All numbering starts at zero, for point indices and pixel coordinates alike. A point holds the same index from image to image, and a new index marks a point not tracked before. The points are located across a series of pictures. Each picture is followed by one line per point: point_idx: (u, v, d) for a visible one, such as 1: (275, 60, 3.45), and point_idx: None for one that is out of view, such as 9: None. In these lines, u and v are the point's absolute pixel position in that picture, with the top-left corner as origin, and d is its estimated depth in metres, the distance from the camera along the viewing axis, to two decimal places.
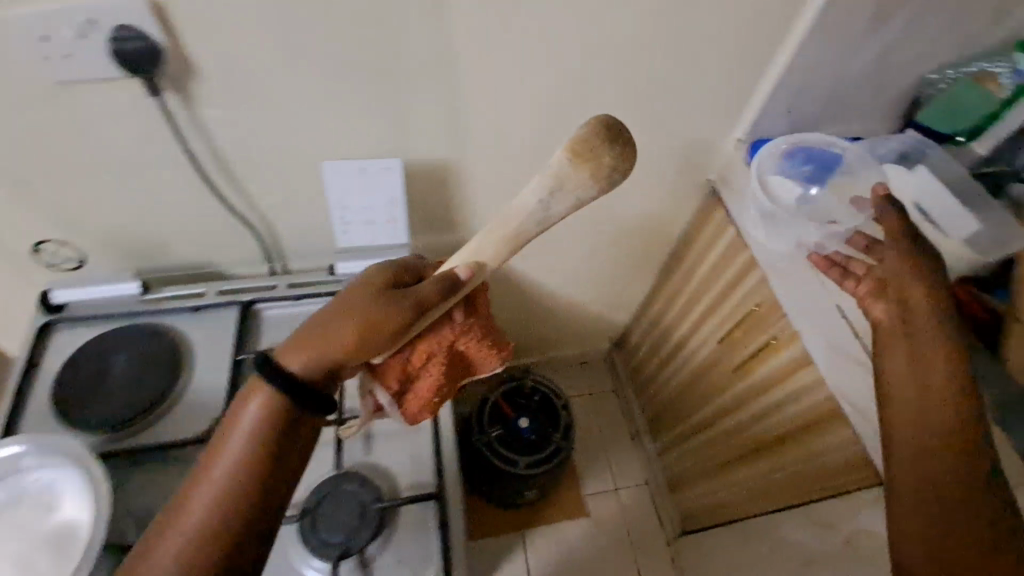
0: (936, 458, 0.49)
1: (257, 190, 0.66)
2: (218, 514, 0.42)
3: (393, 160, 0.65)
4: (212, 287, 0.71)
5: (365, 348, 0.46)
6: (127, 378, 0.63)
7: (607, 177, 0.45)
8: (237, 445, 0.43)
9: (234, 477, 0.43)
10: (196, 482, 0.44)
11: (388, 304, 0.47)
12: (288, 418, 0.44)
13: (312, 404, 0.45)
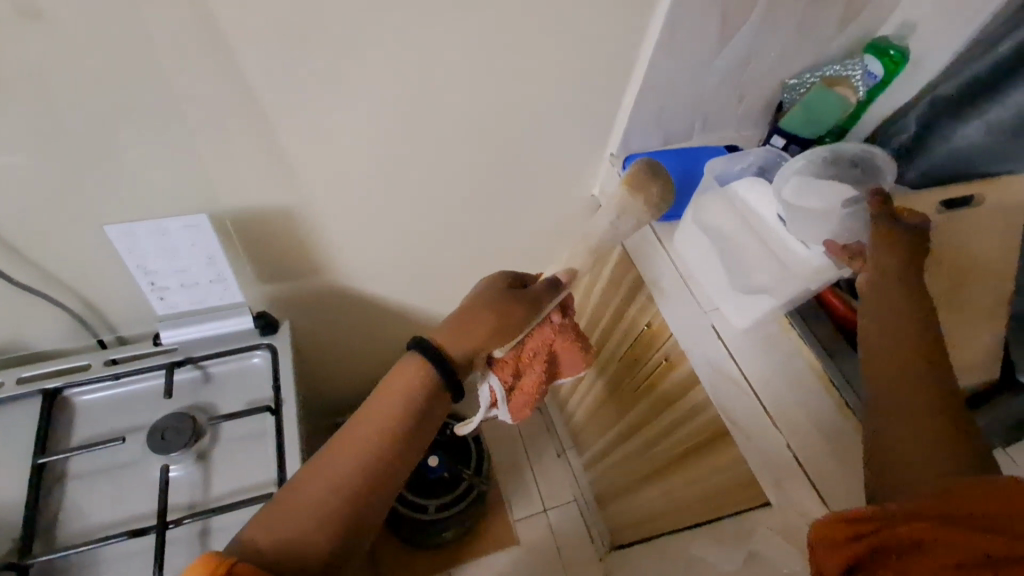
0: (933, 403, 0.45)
1: (51, 258, 0.57)
2: (366, 474, 0.46)
3: (200, 216, 0.56)
4: (9, 374, 0.60)
5: (502, 331, 0.52)
6: None
7: (658, 206, 0.51)
8: (386, 415, 0.48)
9: (387, 442, 0.47)
10: (336, 445, 0.47)
11: (505, 292, 0.54)
12: (427, 397, 0.49)
13: (449, 388, 0.50)
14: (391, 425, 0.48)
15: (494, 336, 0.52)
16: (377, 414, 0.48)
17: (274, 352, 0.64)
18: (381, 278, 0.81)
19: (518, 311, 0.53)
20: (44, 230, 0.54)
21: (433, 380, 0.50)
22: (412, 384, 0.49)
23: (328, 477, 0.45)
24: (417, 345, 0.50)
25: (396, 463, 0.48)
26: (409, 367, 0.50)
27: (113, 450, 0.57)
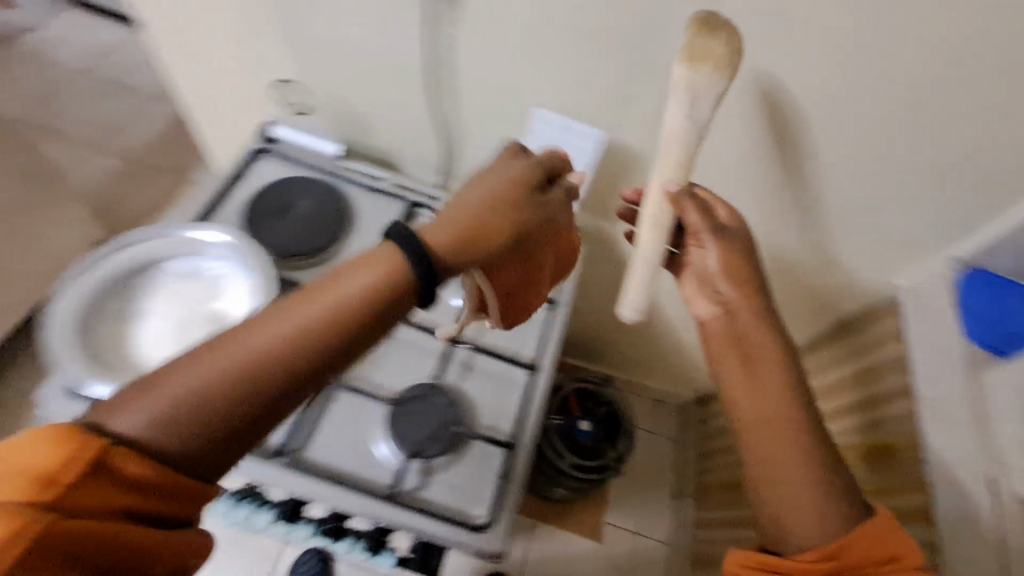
0: (778, 378, 0.46)
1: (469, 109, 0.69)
2: (203, 405, 0.32)
3: (602, 133, 0.66)
4: (393, 177, 0.75)
5: (519, 223, 0.45)
6: (304, 224, 0.67)
7: (732, 59, 0.46)
8: (245, 342, 0.34)
9: (251, 375, 0.34)
10: (165, 370, 0.33)
11: (503, 174, 0.46)
12: (292, 350, 0.35)
13: (351, 334, 0.36)
14: (254, 348, 0.34)
15: (503, 206, 0.44)
16: (241, 340, 0.34)
17: None
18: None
19: (527, 208, 0.46)
20: (483, 86, 0.67)
21: (323, 314, 0.36)
22: (374, 290, 0.37)
23: (155, 394, 0.32)
24: (396, 230, 0.39)
25: (254, 397, 0.34)
26: (301, 307, 0.36)
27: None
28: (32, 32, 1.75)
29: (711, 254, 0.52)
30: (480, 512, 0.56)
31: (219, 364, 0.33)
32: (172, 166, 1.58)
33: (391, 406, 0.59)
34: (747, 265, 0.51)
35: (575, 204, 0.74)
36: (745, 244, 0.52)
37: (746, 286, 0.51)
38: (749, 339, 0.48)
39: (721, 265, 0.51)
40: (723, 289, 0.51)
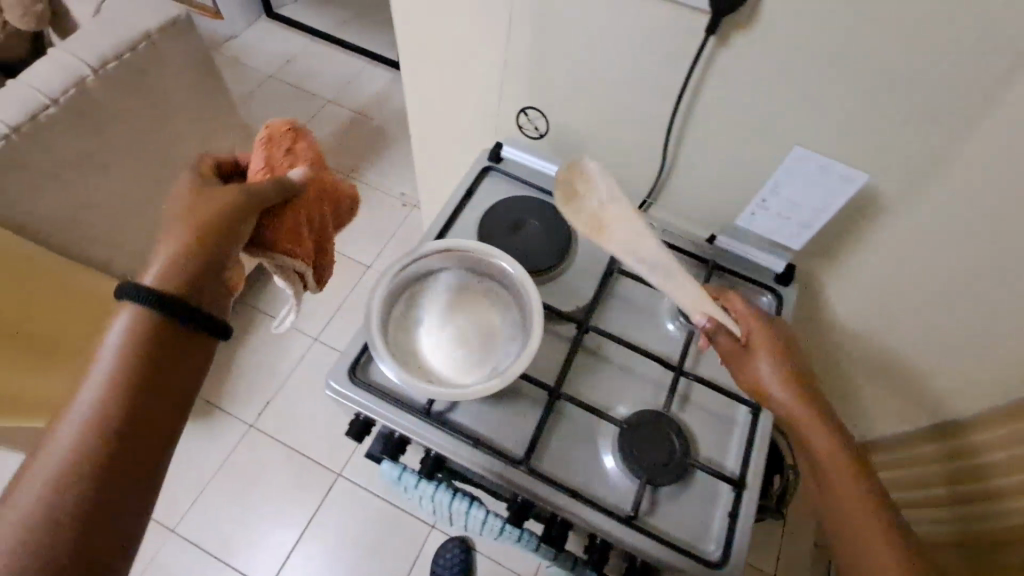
0: (827, 439, 0.53)
1: (701, 146, 0.68)
2: (114, 407, 0.43)
3: (864, 175, 0.59)
4: None
5: (257, 193, 0.54)
6: (536, 241, 0.71)
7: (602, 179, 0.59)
8: (109, 363, 0.44)
9: (118, 378, 0.44)
10: (71, 407, 0.43)
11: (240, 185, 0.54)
12: (150, 293, 0.45)
13: (176, 299, 0.47)
14: (117, 366, 0.44)
15: (240, 218, 0.53)
16: (100, 368, 0.44)
17: (781, 301, 0.71)
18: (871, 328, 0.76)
19: (259, 187, 0.55)
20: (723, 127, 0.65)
21: (150, 290, 0.46)
22: (167, 278, 0.47)
23: (72, 425, 0.42)
24: (124, 291, 0.45)
25: (141, 384, 0.44)
26: (116, 321, 0.45)
27: (642, 288, 0.72)
28: (237, 42, 2.02)
29: (764, 361, 0.56)
30: (712, 549, 0.57)
31: (74, 435, 0.42)
32: (343, 166, 1.74)
33: (623, 428, 0.61)
34: (790, 349, 0.58)
35: (805, 246, 0.70)
36: (783, 334, 0.59)
37: (797, 374, 0.56)
38: (807, 413, 0.54)
39: (769, 360, 0.56)
40: (777, 382, 0.55)
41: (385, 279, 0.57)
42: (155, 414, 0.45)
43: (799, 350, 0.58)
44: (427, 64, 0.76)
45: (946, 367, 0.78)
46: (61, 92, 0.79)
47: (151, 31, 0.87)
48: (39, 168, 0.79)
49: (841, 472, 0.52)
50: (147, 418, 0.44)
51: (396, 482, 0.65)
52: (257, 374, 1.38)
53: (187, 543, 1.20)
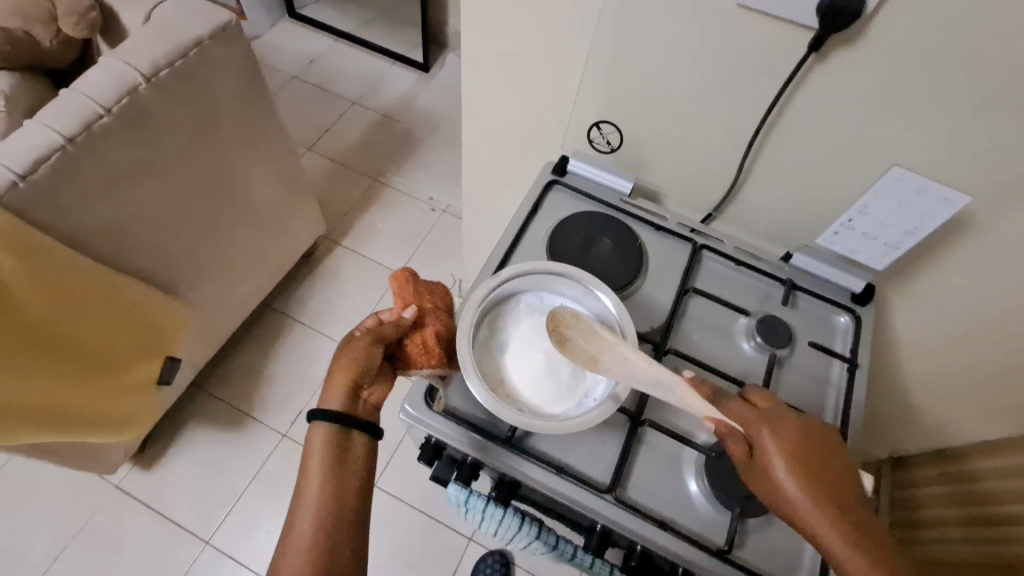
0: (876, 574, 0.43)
1: (781, 161, 0.67)
2: (331, 508, 0.49)
3: (966, 197, 0.58)
4: (674, 215, 0.76)
5: (378, 334, 0.55)
6: (608, 260, 0.69)
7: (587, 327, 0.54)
8: (319, 465, 0.49)
9: (328, 482, 0.49)
10: (296, 510, 0.49)
11: (359, 346, 0.54)
12: (336, 421, 0.50)
13: (353, 421, 0.51)
14: (325, 472, 0.49)
15: (358, 384, 0.53)
16: (309, 477, 0.49)
17: (859, 324, 0.68)
18: (947, 353, 0.75)
19: (373, 349, 0.54)
20: (806, 142, 0.64)
21: (337, 416, 0.51)
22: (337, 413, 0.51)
23: (302, 527, 0.48)
24: (316, 414, 0.51)
25: (346, 484, 0.50)
26: (314, 435, 0.51)
27: (716, 307, 0.69)
28: (260, 42, 1.99)
29: (784, 475, 0.47)
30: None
31: (304, 542, 0.48)
32: (370, 169, 1.72)
33: (710, 454, 0.58)
34: (818, 452, 0.48)
35: (888, 267, 0.69)
36: (807, 434, 0.49)
37: (827, 488, 0.46)
38: (848, 541, 0.44)
39: (791, 475, 0.46)
40: (804, 503, 0.45)
41: (472, 304, 0.57)
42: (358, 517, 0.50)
43: (829, 452, 0.48)
44: (496, 74, 0.75)
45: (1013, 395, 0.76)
46: (115, 101, 0.79)
47: (203, 38, 0.87)
48: (92, 177, 0.79)
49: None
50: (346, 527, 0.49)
51: (459, 505, 0.60)
52: (290, 381, 1.37)
53: (223, 554, 1.18)
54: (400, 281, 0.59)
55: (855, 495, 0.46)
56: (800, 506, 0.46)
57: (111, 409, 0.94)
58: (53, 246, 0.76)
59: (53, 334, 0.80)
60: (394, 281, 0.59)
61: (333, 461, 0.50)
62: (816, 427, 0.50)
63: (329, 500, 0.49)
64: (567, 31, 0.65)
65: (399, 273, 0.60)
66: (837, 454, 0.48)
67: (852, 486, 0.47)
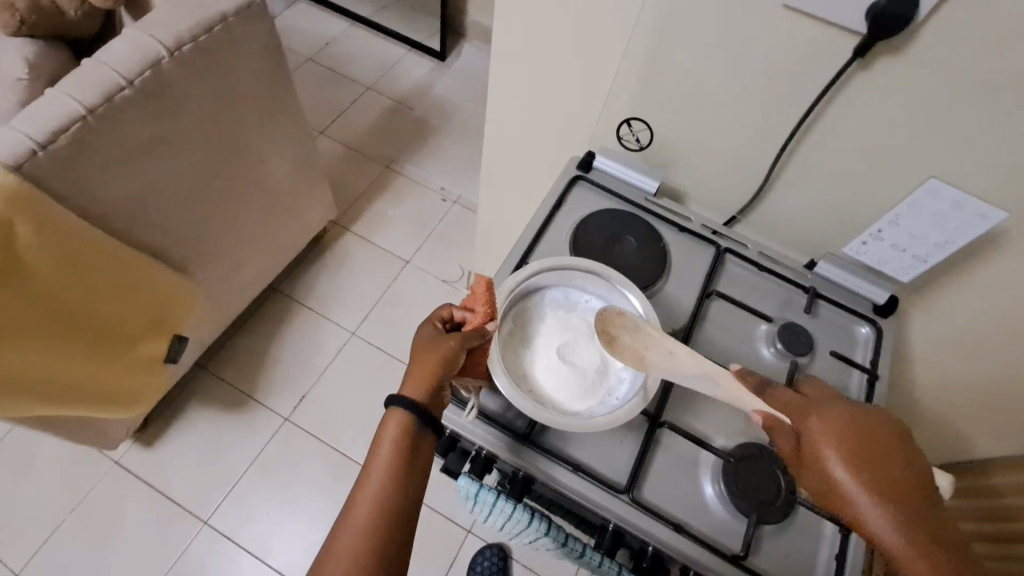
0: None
1: (812, 167, 0.67)
2: (394, 492, 0.48)
3: (1001, 212, 0.57)
4: (698, 217, 0.75)
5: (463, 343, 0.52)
6: (632, 259, 0.69)
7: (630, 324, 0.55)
8: (391, 448, 0.49)
9: (398, 466, 0.48)
10: (358, 489, 0.48)
11: (445, 347, 0.51)
12: (413, 414, 0.49)
13: (428, 416, 0.50)
14: (396, 455, 0.49)
15: (438, 386, 0.51)
16: (379, 457, 0.49)
17: (881, 336, 0.67)
18: (965, 369, 0.74)
19: (454, 355, 0.52)
20: (839, 149, 0.63)
21: (417, 408, 0.49)
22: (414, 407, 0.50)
23: (363, 506, 0.47)
24: (397, 400, 0.50)
25: (412, 471, 0.49)
26: (389, 419, 0.50)
27: (738, 311, 0.69)
28: (276, 21, 1.97)
29: (834, 465, 0.43)
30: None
31: (363, 522, 0.47)
32: (382, 156, 1.70)
33: (727, 459, 0.57)
34: (876, 443, 0.44)
35: (913, 280, 0.69)
36: (862, 425, 0.45)
37: (888, 481, 0.41)
38: (908, 538, 0.39)
39: (841, 464, 0.43)
40: (845, 484, 0.42)
41: (499, 300, 0.56)
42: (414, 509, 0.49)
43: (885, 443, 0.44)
44: (527, 65, 0.74)
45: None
46: (137, 74, 0.77)
47: (227, 14, 0.86)
48: (111, 151, 0.78)
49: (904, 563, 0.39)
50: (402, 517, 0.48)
51: (470, 498, 0.60)
52: (294, 366, 1.36)
53: (221, 536, 1.17)
54: (486, 288, 0.54)
55: (925, 491, 0.41)
56: (852, 498, 0.42)
57: (114, 384, 0.92)
58: (67, 217, 0.75)
59: (62, 306, 0.79)
60: (478, 285, 0.55)
61: (404, 446, 0.49)
62: (877, 419, 0.45)
63: (393, 485, 0.48)
64: (605, 24, 0.64)
65: (484, 278, 0.54)
66: (903, 447, 0.43)
67: (920, 482, 0.42)
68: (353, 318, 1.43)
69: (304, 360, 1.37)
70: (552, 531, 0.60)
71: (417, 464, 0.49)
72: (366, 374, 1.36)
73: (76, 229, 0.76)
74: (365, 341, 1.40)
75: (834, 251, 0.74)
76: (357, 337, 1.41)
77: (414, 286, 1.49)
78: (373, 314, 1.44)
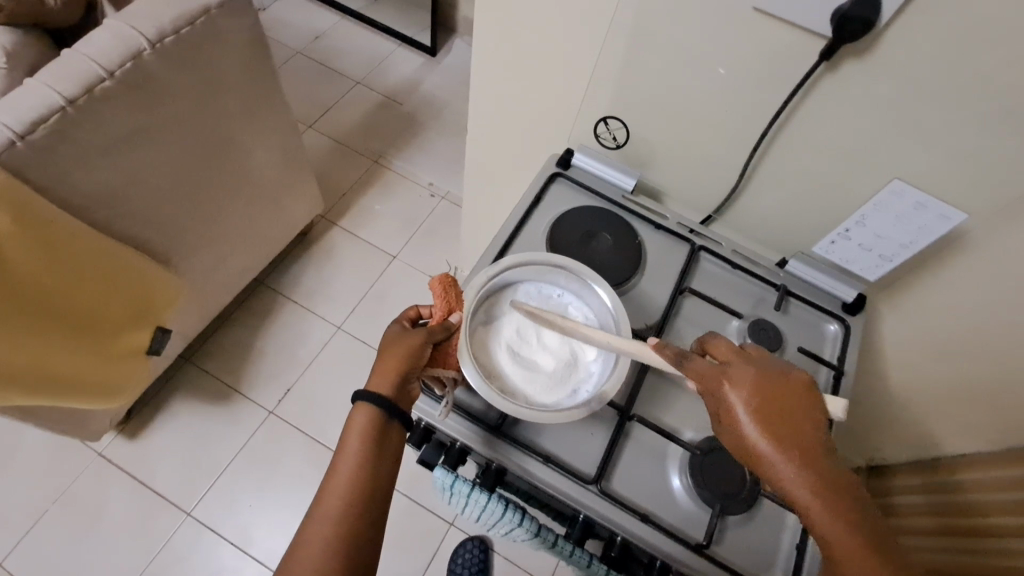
0: (839, 516, 0.42)
1: (783, 167, 0.68)
2: (362, 483, 0.50)
3: (962, 214, 0.59)
4: (674, 215, 0.77)
5: (426, 338, 0.54)
6: (607, 255, 0.70)
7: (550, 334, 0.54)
8: (357, 443, 0.50)
9: (367, 459, 0.50)
10: (326, 486, 0.50)
11: (411, 343, 0.54)
12: (378, 406, 0.51)
13: (394, 410, 0.51)
14: (364, 449, 0.50)
15: (404, 379, 0.53)
16: (347, 452, 0.50)
17: (849, 332, 0.69)
18: (930, 365, 0.76)
19: (418, 350, 0.54)
20: (808, 151, 0.65)
21: (383, 402, 0.51)
22: (378, 402, 0.51)
23: (333, 498, 0.49)
24: (362, 396, 0.52)
25: (380, 463, 0.51)
26: (356, 415, 0.51)
27: (710, 308, 0.70)
28: (265, 14, 1.96)
29: (746, 424, 0.45)
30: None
31: (330, 519, 0.48)
32: (371, 151, 1.71)
33: (696, 452, 0.59)
34: (784, 397, 0.46)
35: (880, 278, 0.71)
36: (769, 380, 0.47)
37: (795, 436, 0.44)
38: (809, 484, 0.43)
39: (753, 424, 0.45)
40: (750, 430, 0.45)
41: (470, 294, 0.57)
42: (383, 500, 0.50)
43: (782, 384, 0.47)
44: (506, 62, 0.75)
45: (983, 417, 0.76)
46: (118, 65, 0.77)
47: (210, 6, 0.86)
48: (91, 142, 0.78)
49: (805, 486, 0.43)
50: (370, 508, 0.50)
51: (445, 489, 0.60)
52: (279, 359, 1.36)
53: (204, 526, 1.18)
54: (444, 284, 0.56)
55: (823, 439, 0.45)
56: (765, 455, 0.44)
57: (96, 374, 0.93)
58: (42, 205, 0.74)
59: (41, 297, 0.79)
60: (436, 283, 0.56)
61: (370, 442, 0.50)
62: (783, 374, 0.48)
63: (358, 479, 0.49)
64: (582, 23, 0.65)
65: (441, 276, 0.56)
66: (808, 399, 0.46)
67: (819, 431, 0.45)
68: (339, 312, 1.44)
69: (289, 354, 1.37)
70: (525, 521, 0.61)
71: (382, 458, 0.51)
72: (351, 367, 1.37)
73: (55, 216, 0.76)
74: (349, 335, 1.41)
75: (805, 250, 0.75)
76: (342, 330, 1.41)
77: (400, 281, 1.50)
78: (359, 308, 1.45)
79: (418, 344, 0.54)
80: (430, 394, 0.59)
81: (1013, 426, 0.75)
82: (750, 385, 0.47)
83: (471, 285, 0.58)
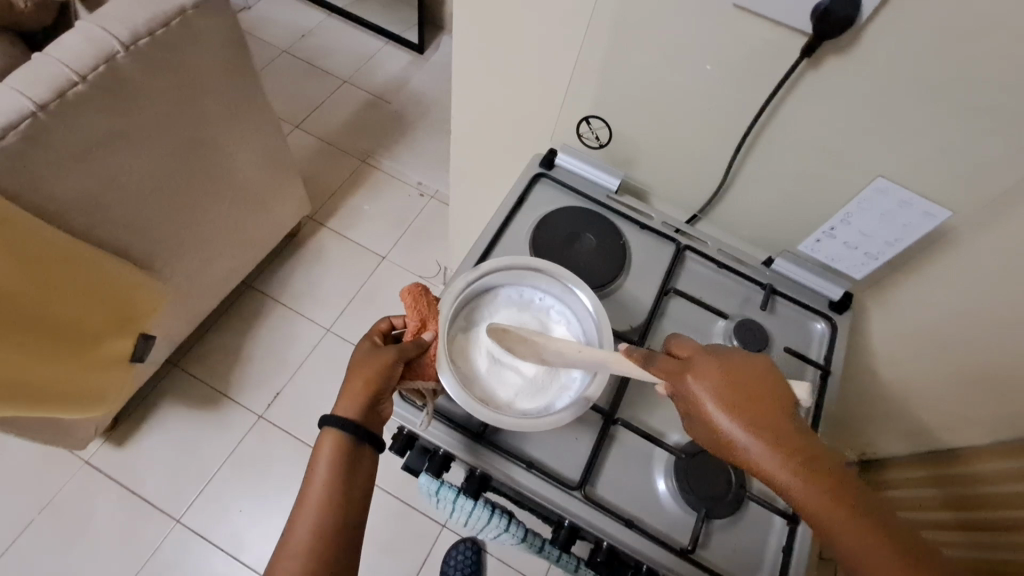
0: (829, 497, 0.41)
1: (768, 165, 0.67)
2: (332, 513, 0.49)
3: (946, 212, 0.59)
4: (659, 214, 0.76)
5: (396, 357, 0.53)
6: (591, 257, 0.69)
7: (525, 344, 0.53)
8: (325, 471, 0.49)
9: (336, 488, 0.49)
10: (296, 517, 0.49)
11: (379, 362, 0.52)
12: (347, 430, 0.50)
13: (364, 433, 0.51)
14: (332, 478, 0.49)
15: (374, 401, 0.52)
16: (314, 482, 0.49)
17: (835, 331, 0.68)
18: (916, 362, 0.75)
19: (389, 368, 0.52)
20: (792, 149, 0.64)
21: (352, 428, 0.50)
22: (344, 428, 0.50)
23: (302, 530, 0.48)
24: (329, 421, 0.51)
25: (352, 491, 0.50)
26: (325, 441, 0.51)
27: (695, 309, 0.69)
28: (248, 14, 1.94)
29: (718, 415, 0.44)
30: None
31: (299, 552, 0.47)
32: (358, 150, 1.69)
33: (679, 456, 0.58)
34: (749, 382, 0.45)
35: (866, 276, 0.70)
36: (732, 371, 0.46)
37: (767, 418, 0.43)
38: (793, 467, 0.41)
39: (726, 417, 0.44)
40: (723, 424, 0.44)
41: (446, 302, 0.56)
42: (354, 528, 0.50)
43: (748, 375, 0.45)
44: (486, 61, 0.74)
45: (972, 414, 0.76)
46: (90, 68, 0.76)
47: (186, 7, 0.84)
48: (65, 147, 0.77)
49: (791, 472, 0.41)
50: (342, 538, 0.49)
51: (429, 495, 0.59)
52: (267, 363, 1.35)
53: (193, 533, 1.17)
54: (414, 294, 0.55)
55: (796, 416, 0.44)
56: (741, 442, 0.43)
57: (80, 382, 0.92)
58: (15, 211, 0.73)
59: (21, 308, 0.77)
60: (407, 294, 0.55)
61: (338, 470, 0.50)
62: (742, 362, 0.46)
63: (328, 509, 0.49)
64: (562, 21, 0.64)
65: (412, 287, 0.55)
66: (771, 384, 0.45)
67: (789, 408, 0.44)
68: (329, 315, 1.42)
69: (278, 357, 1.36)
70: (510, 527, 0.61)
71: (352, 485, 0.50)
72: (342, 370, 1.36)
73: (30, 224, 0.75)
74: (339, 337, 1.40)
75: (791, 248, 0.75)
76: (331, 332, 1.40)
77: (389, 282, 1.49)
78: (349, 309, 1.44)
79: (385, 365, 0.52)
80: (410, 402, 0.58)
81: (1002, 422, 0.74)
82: (715, 377, 0.46)
83: (451, 287, 0.57)
